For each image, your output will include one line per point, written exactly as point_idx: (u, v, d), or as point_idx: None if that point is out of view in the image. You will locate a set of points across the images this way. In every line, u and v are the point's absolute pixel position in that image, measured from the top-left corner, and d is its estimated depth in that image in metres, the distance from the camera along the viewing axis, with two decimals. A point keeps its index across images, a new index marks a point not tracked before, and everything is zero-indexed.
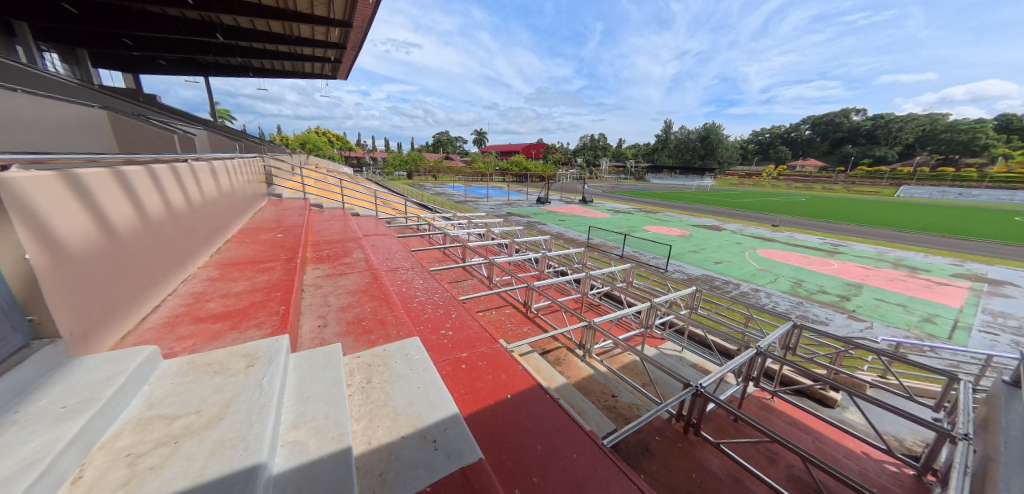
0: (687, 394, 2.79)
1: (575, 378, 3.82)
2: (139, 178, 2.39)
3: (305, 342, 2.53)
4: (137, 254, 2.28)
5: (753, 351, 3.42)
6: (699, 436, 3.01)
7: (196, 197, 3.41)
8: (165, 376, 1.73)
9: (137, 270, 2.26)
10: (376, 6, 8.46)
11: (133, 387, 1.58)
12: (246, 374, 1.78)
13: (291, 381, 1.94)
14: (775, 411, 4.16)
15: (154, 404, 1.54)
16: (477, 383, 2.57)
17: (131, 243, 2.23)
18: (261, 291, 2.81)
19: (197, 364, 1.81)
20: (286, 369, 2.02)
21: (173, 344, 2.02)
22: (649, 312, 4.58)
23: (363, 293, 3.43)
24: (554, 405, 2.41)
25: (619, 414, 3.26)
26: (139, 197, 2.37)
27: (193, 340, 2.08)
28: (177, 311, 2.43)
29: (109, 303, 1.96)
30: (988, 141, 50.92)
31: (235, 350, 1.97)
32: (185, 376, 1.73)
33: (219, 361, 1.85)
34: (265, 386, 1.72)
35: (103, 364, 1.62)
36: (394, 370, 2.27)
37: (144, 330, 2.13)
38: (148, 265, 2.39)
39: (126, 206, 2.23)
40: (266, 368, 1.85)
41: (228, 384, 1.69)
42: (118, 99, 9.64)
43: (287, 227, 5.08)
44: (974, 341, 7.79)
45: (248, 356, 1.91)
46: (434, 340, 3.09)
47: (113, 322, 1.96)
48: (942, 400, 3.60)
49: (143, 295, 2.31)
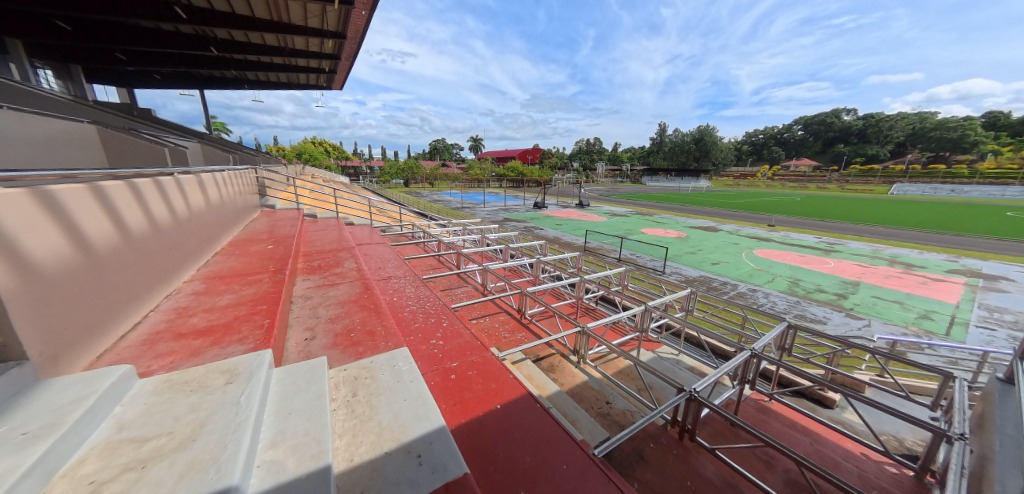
0: (681, 399, 2.71)
1: (569, 385, 3.75)
2: (119, 194, 2.35)
3: (291, 355, 2.48)
4: (117, 270, 2.24)
5: (749, 353, 3.31)
6: (694, 442, 2.96)
7: (182, 210, 3.36)
8: (140, 396, 1.67)
9: (116, 286, 2.22)
10: (370, 17, 8.52)
11: (103, 408, 1.53)
12: (225, 391, 1.74)
13: (271, 396, 1.90)
14: (773, 413, 4.11)
15: (126, 426, 1.49)
16: (466, 393, 2.52)
17: (109, 260, 2.18)
18: (246, 304, 2.77)
19: (174, 382, 1.76)
20: (268, 385, 1.98)
21: (150, 362, 1.97)
22: (644, 315, 4.46)
23: (353, 303, 3.38)
24: (545, 414, 2.37)
25: (612, 421, 3.19)
26: (119, 212, 2.33)
27: (172, 358, 2.03)
28: (159, 327, 2.38)
29: (85, 324, 1.92)
30: (977, 137, 52.19)
31: (214, 365, 1.93)
32: (160, 394, 1.68)
33: (197, 378, 1.81)
34: (242, 404, 1.68)
35: (73, 385, 1.57)
36: (381, 382, 2.23)
37: (123, 348, 2.08)
38: (128, 281, 2.35)
39: (105, 222, 2.19)
40: (245, 384, 1.81)
41: (205, 402, 1.64)
42: (111, 113, 9.65)
43: (278, 238, 5.04)
44: (972, 337, 7.78)
45: (228, 372, 1.87)
46: (424, 350, 3.02)
47: (89, 341, 1.91)
48: (939, 398, 3.56)
49: (124, 311, 2.28)
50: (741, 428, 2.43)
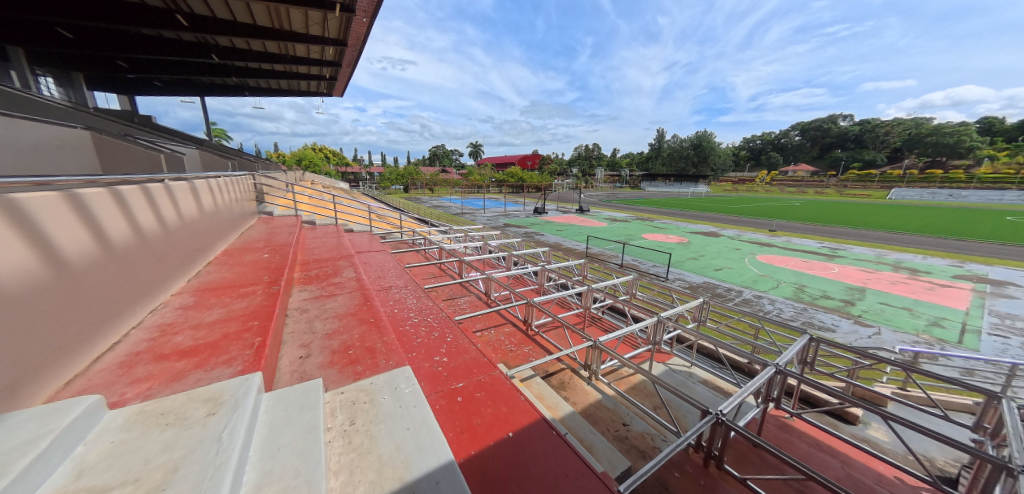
0: (706, 425, 2.47)
1: (581, 404, 3.56)
2: (99, 202, 2.21)
3: (284, 376, 2.31)
4: (95, 286, 2.10)
5: (772, 369, 3.12)
6: (721, 470, 2.74)
7: (172, 219, 3.21)
8: (106, 433, 1.49)
9: (92, 302, 2.07)
10: (371, 26, 8.52)
11: (59, 451, 1.34)
12: (204, 425, 1.58)
13: (258, 428, 1.73)
14: (795, 431, 3.91)
15: (86, 470, 1.30)
16: (474, 419, 2.35)
17: (86, 274, 2.04)
18: (237, 320, 2.61)
19: (148, 415, 1.59)
20: (255, 413, 1.81)
21: (125, 390, 1.79)
22: (657, 327, 4.27)
23: (351, 316, 3.21)
24: (560, 442, 2.21)
25: (632, 446, 3.00)
26: (99, 222, 2.19)
27: (150, 384, 1.86)
28: (139, 347, 2.21)
29: (51, 347, 1.76)
30: (972, 143, 52.60)
31: (196, 393, 1.76)
32: (129, 430, 1.50)
33: (175, 409, 1.64)
34: (224, 441, 1.50)
35: (28, 422, 1.40)
36: (381, 407, 2.06)
37: (95, 373, 1.91)
38: (107, 296, 2.19)
39: (83, 232, 2.05)
40: (229, 416, 1.64)
41: (181, 440, 1.48)
42: (108, 120, 9.54)
43: (274, 247, 4.87)
44: (985, 345, 7.61)
45: (210, 402, 1.71)
46: (428, 369, 2.85)
47: (55, 367, 1.75)
48: (982, 419, 3.46)
49: (100, 330, 2.12)
50: (774, 455, 2.24)
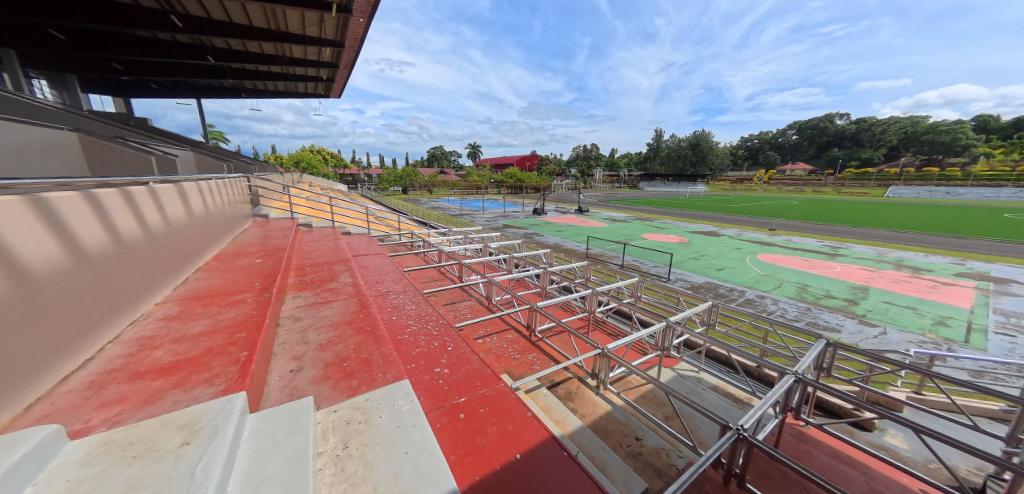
0: (727, 440, 2.33)
1: (590, 416, 3.43)
2: (68, 208, 2.08)
3: (273, 393, 2.17)
4: (62, 298, 1.96)
5: (790, 378, 2.99)
6: (743, 489, 2.59)
7: (157, 224, 3.06)
8: (63, 470, 1.33)
9: (58, 318, 1.92)
10: (368, 26, 8.38)
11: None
12: (177, 457, 1.43)
13: (239, 457, 1.58)
14: (812, 440, 3.79)
15: None
16: (478, 439, 2.22)
17: (53, 286, 1.91)
18: (224, 332, 2.47)
19: (115, 446, 1.45)
20: (237, 440, 1.67)
21: (91, 415, 1.65)
22: (665, 333, 4.15)
23: (347, 325, 3.07)
24: (572, 465, 2.09)
25: (646, 464, 2.88)
26: (68, 229, 2.05)
27: (120, 407, 1.71)
28: (113, 364, 2.06)
29: (9, 370, 1.62)
30: (968, 141, 52.85)
31: (170, 419, 1.63)
32: (90, 466, 1.35)
33: (145, 439, 1.50)
34: (198, 477, 1.35)
35: None
36: (378, 429, 1.93)
37: (59, 395, 1.77)
38: (76, 309, 2.05)
39: (48, 241, 1.92)
40: (204, 449, 1.49)
41: (149, 477, 1.33)
42: (101, 121, 9.39)
43: (268, 251, 4.71)
44: (992, 344, 7.52)
45: (186, 428, 1.57)
46: (429, 382, 2.71)
47: (12, 393, 1.62)
48: (1016, 430, 3.33)
49: (69, 348, 1.98)
50: (804, 476, 2.08)
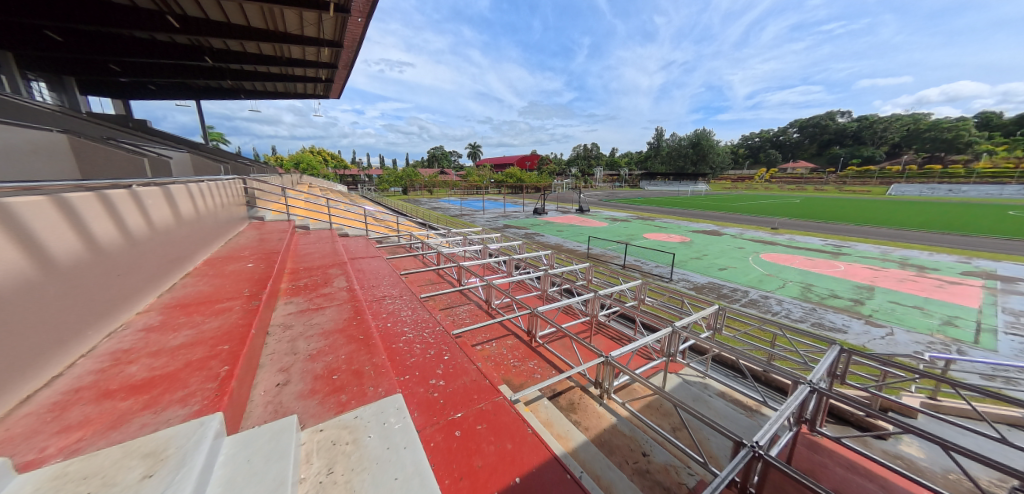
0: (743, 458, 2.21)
1: (594, 429, 3.31)
2: (34, 215, 1.97)
3: (256, 409, 2.06)
4: (26, 311, 1.86)
5: (805, 388, 2.87)
6: None
7: (140, 230, 2.95)
8: None
9: (20, 333, 1.81)
10: (366, 25, 8.25)
11: None
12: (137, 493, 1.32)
13: (209, 487, 1.47)
14: (825, 450, 3.68)
15: None
16: (474, 460, 2.11)
17: (15, 298, 1.80)
18: (204, 344, 2.36)
19: (69, 480, 1.33)
20: (208, 468, 1.56)
21: (51, 443, 1.54)
22: (671, 339, 4.04)
23: (339, 333, 2.96)
24: (575, 488, 1.98)
25: (654, 482, 2.78)
26: (33, 238, 1.94)
27: (83, 432, 1.61)
28: (82, 381, 1.95)
29: None
30: (971, 138, 52.52)
31: (133, 448, 1.52)
32: None
33: (103, 471, 1.38)
34: None
35: None
36: (366, 450, 1.82)
37: (18, 418, 1.66)
38: (41, 322, 1.95)
39: (8, 251, 1.80)
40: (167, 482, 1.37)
41: None
42: (96, 123, 9.31)
43: (261, 255, 4.61)
44: (1002, 345, 7.37)
45: (150, 458, 1.46)
46: (424, 395, 2.60)
47: None
48: None
49: (32, 365, 1.87)
50: None
